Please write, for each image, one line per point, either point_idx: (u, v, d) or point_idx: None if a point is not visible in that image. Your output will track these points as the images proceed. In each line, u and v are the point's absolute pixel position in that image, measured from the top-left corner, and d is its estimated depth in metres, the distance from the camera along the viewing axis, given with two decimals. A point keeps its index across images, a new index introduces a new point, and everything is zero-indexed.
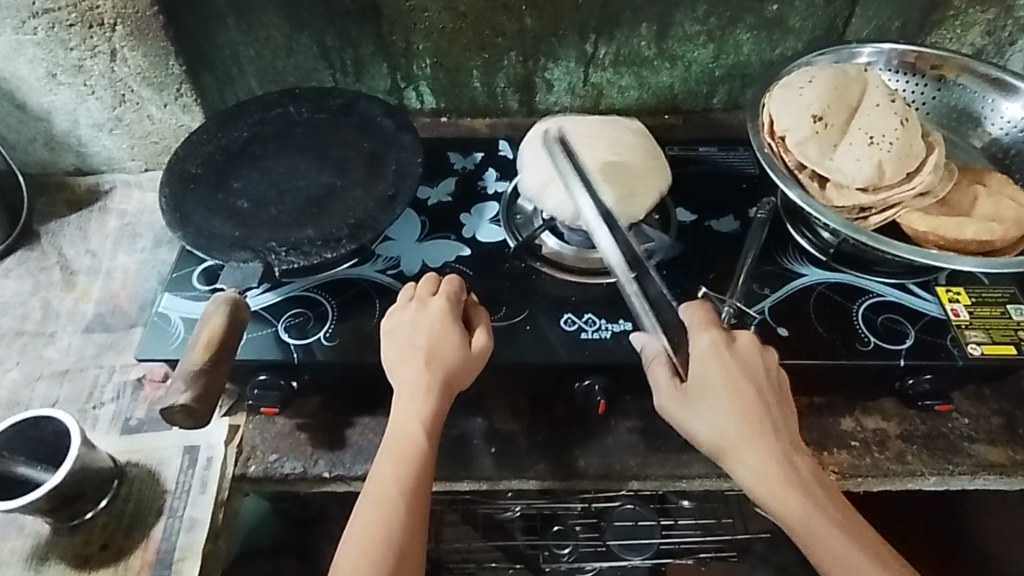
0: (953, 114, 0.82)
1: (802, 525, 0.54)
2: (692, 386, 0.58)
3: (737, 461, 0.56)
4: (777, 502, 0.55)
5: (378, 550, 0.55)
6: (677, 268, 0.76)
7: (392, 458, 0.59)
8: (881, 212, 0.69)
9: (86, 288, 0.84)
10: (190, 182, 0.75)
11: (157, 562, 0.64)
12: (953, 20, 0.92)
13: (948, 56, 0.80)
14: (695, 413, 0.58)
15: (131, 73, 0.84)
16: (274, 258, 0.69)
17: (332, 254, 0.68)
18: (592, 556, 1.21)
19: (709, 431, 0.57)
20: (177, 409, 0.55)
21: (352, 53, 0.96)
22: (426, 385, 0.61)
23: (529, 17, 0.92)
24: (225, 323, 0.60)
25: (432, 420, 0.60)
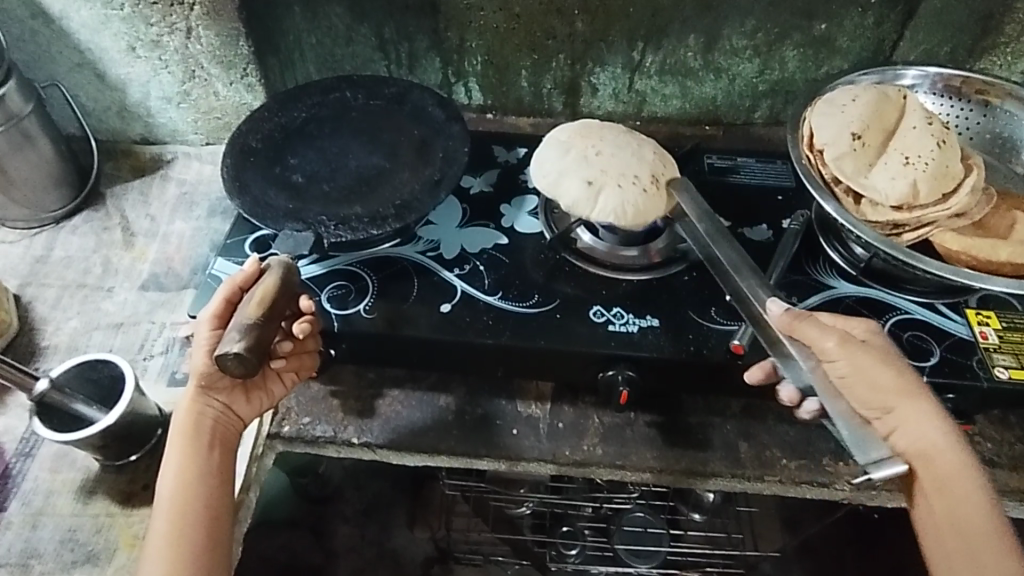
0: (1000, 140, 0.81)
1: (957, 489, 0.59)
2: (896, 358, 0.62)
3: (921, 421, 0.60)
4: (945, 468, 0.59)
5: (192, 506, 0.61)
6: (707, 271, 0.78)
7: (167, 519, 0.60)
8: (914, 230, 0.70)
9: (143, 249, 0.90)
10: (250, 155, 0.79)
11: None
12: (1004, 47, 0.92)
13: (994, 82, 0.79)
14: (879, 369, 0.60)
15: (203, 52, 0.88)
16: (324, 230, 0.72)
17: (377, 232, 0.72)
18: (597, 560, 1.23)
19: (880, 386, 0.60)
20: (229, 357, 0.58)
21: (408, 46, 1.00)
22: (185, 434, 0.63)
23: (581, 22, 0.96)
24: (280, 285, 0.63)
25: (200, 473, 0.62)
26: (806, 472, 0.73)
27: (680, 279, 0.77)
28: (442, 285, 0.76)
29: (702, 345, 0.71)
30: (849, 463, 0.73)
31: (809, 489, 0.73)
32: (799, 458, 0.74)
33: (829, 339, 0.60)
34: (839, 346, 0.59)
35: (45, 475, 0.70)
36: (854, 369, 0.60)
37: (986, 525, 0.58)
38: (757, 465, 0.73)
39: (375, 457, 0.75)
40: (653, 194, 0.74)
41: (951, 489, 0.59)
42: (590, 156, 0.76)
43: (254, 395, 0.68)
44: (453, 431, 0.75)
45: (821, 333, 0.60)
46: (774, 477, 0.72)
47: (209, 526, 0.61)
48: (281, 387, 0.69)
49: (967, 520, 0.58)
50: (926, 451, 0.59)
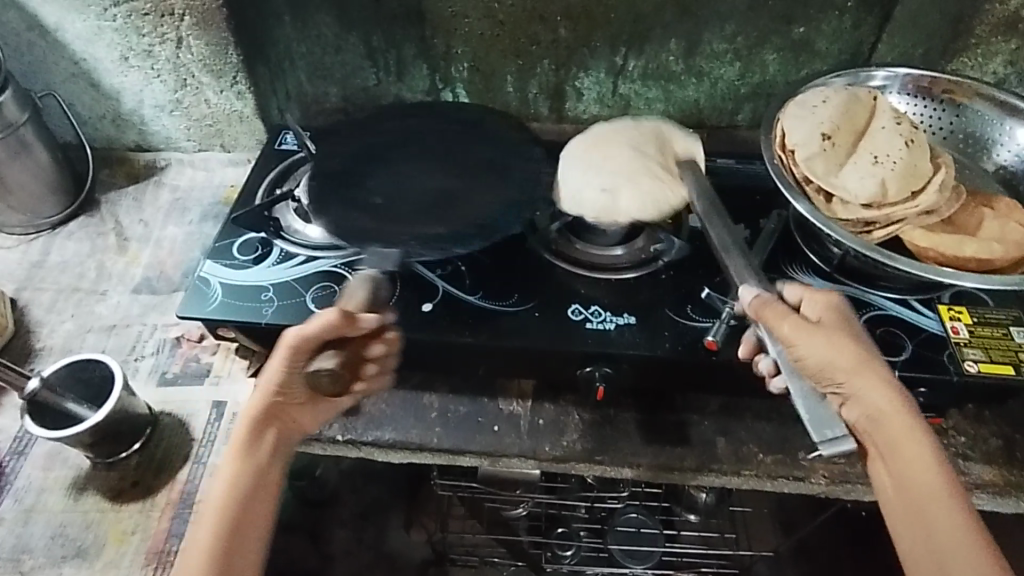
0: (966, 137, 0.82)
1: (908, 455, 0.57)
2: (853, 333, 0.61)
3: (866, 393, 0.59)
4: (895, 436, 0.58)
5: (225, 514, 0.58)
6: (685, 270, 0.79)
7: (211, 524, 0.57)
8: (885, 228, 0.71)
9: (137, 253, 0.92)
10: (332, 180, 0.81)
11: (179, 502, 0.69)
12: (975, 48, 0.93)
13: (961, 82, 0.80)
14: (828, 347, 0.59)
15: (194, 61, 0.91)
16: (411, 250, 0.74)
17: (462, 250, 0.74)
18: (593, 560, 1.26)
19: (827, 362, 0.59)
20: (324, 374, 0.63)
21: (396, 54, 1.03)
22: (242, 445, 0.61)
23: (563, 28, 0.98)
24: (366, 301, 0.68)
25: (247, 483, 0.60)
26: (783, 466, 0.74)
27: (657, 278, 0.79)
28: (424, 285, 0.78)
29: (678, 342, 0.73)
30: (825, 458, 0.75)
31: (786, 483, 0.74)
32: (775, 453, 0.75)
33: (783, 321, 0.60)
34: (793, 327, 0.60)
35: (38, 472, 0.72)
36: (801, 350, 0.60)
37: (942, 492, 0.56)
38: (734, 459, 0.75)
39: (361, 455, 0.76)
40: (666, 183, 0.79)
41: (901, 455, 0.58)
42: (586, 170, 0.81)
43: (320, 407, 0.66)
44: (436, 428, 0.76)
45: (780, 314, 0.60)
46: (751, 471, 0.74)
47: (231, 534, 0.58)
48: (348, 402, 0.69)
49: (926, 489, 0.56)
50: (873, 420, 0.59)
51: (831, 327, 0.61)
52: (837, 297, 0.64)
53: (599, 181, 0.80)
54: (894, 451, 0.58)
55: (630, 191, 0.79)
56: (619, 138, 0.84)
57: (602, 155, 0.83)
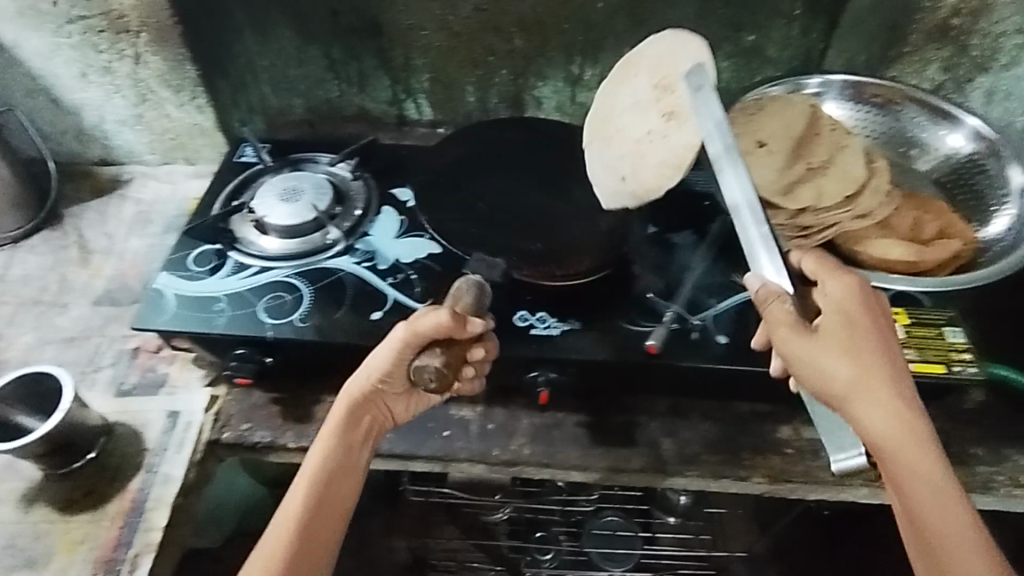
0: (903, 139, 0.84)
1: (914, 478, 0.56)
2: (858, 341, 0.57)
3: (870, 415, 0.56)
4: (896, 456, 0.56)
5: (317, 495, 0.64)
6: (632, 276, 0.81)
7: (302, 494, 0.64)
8: (821, 233, 0.72)
9: (99, 266, 0.93)
10: (438, 189, 0.86)
11: (131, 510, 0.71)
12: (909, 55, 0.94)
13: (895, 87, 0.82)
14: (827, 360, 0.56)
15: (153, 75, 0.95)
16: (513, 265, 0.78)
17: (559, 271, 0.78)
18: (574, 565, 1.24)
19: (828, 375, 0.57)
20: (431, 370, 0.61)
21: (357, 65, 1.04)
22: (338, 424, 0.68)
23: (518, 39, 1.00)
24: (474, 307, 0.65)
25: (340, 462, 0.67)
26: (727, 467, 0.76)
27: (604, 284, 0.80)
28: (374, 293, 0.79)
29: (621, 346, 0.74)
30: (768, 457, 0.76)
31: (731, 483, 0.75)
32: (720, 453, 0.76)
33: (783, 327, 0.57)
34: (790, 337, 0.57)
35: None
36: (795, 360, 0.57)
37: (949, 511, 0.55)
38: (679, 460, 0.76)
39: None
40: (667, 136, 0.80)
41: (905, 477, 0.56)
42: (613, 140, 0.86)
43: (411, 399, 0.72)
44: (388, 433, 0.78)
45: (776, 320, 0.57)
46: (696, 472, 0.75)
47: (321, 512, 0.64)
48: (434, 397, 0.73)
49: (925, 509, 0.56)
50: (877, 439, 0.56)
51: (838, 334, 0.58)
52: (845, 293, 0.59)
53: (614, 160, 0.85)
54: (899, 472, 0.56)
55: (640, 165, 0.82)
56: (623, 102, 0.86)
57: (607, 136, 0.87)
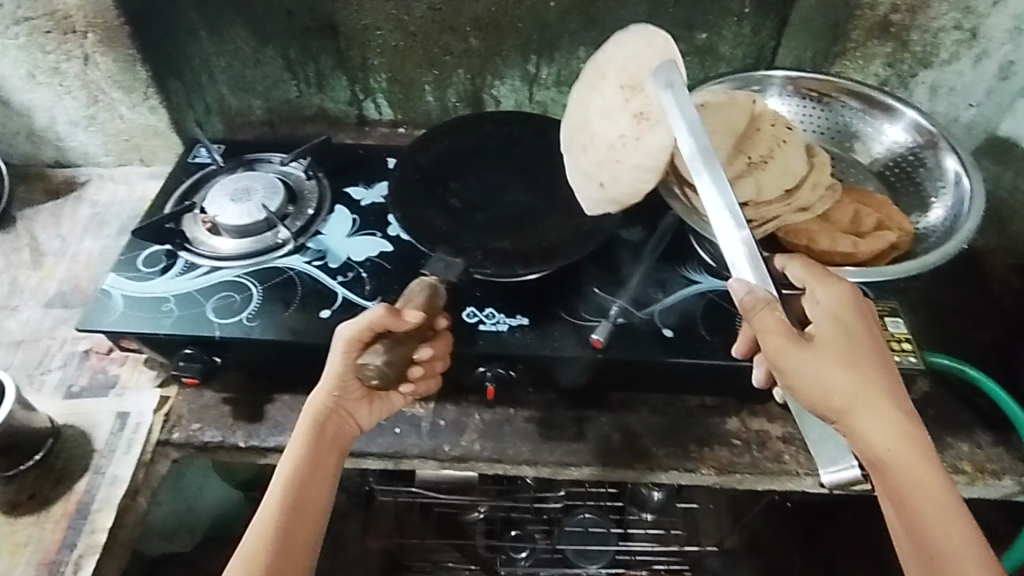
0: (847, 131, 0.87)
1: (914, 490, 0.55)
2: (852, 351, 0.56)
3: (869, 427, 0.55)
4: (898, 470, 0.55)
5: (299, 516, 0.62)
6: (582, 271, 0.82)
7: (271, 512, 0.62)
8: (762, 226, 0.73)
9: (52, 269, 0.92)
10: (408, 183, 0.81)
11: (76, 512, 0.71)
12: (853, 51, 0.95)
13: (836, 82, 0.84)
14: (823, 372, 0.54)
15: (102, 77, 0.95)
16: (472, 262, 0.73)
17: (523, 272, 0.72)
18: (549, 563, 1.26)
19: (827, 388, 0.55)
20: (372, 368, 0.62)
21: (314, 66, 1.04)
22: (308, 434, 0.66)
23: (474, 38, 1.01)
24: (428, 306, 0.65)
25: (319, 473, 0.65)
26: (675, 459, 0.76)
27: (554, 280, 0.81)
28: (324, 292, 0.79)
29: (567, 341, 0.75)
30: (714, 449, 0.77)
31: (679, 475, 0.76)
32: (668, 446, 0.77)
33: (774, 335, 0.54)
34: (784, 347, 0.54)
35: None
36: (792, 373, 0.55)
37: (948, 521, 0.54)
38: (628, 453, 0.77)
39: (265, 460, 0.77)
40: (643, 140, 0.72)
41: (907, 492, 0.55)
42: (589, 148, 0.78)
43: (376, 403, 0.71)
44: None
45: (773, 327, 0.54)
46: (644, 464, 0.76)
47: (297, 520, 0.62)
48: (399, 398, 0.73)
49: (927, 521, 0.54)
50: (879, 455, 0.55)
51: (830, 345, 0.56)
52: (840, 305, 0.59)
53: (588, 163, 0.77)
54: (901, 486, 0.55)
55: (616, 172, 0.74)
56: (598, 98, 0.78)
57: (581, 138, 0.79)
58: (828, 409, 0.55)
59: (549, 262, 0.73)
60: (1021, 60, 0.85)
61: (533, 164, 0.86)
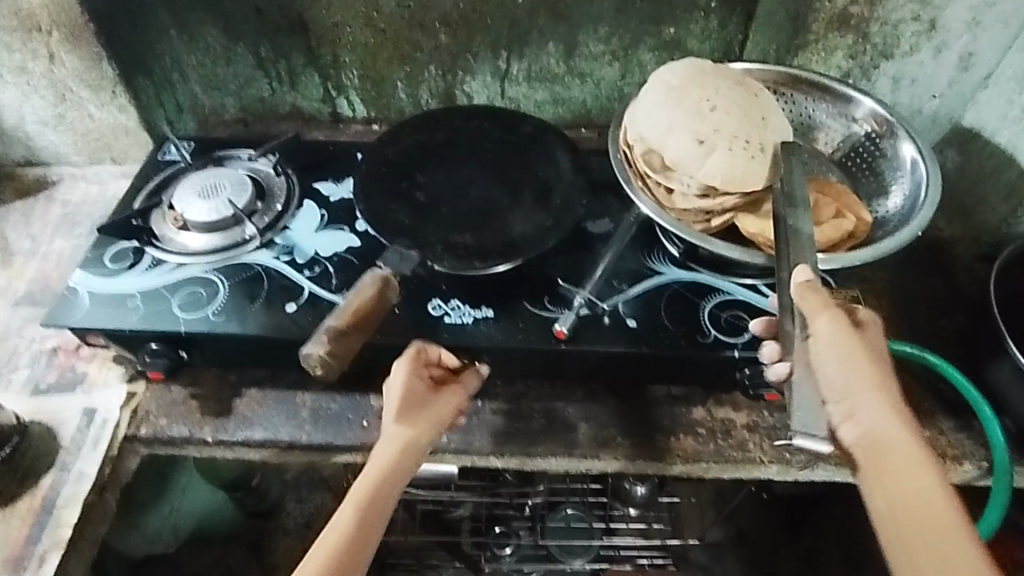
0: (802, 120, 0.88)
1: (912, 480, 0.50)
2: (884, 361, 0.57)
3: (876, 418, 0.54)
4: (900, 456, 0.52)
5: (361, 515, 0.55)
6: (548, 263, 0.82)
7: (346, 513, 0.55)
8: (722, 216, 0.77)
9: (22, 268, 0.92)
10: (374, 177, 0.81)
11: (42, 508, 0.71)
12: (814, 44, 0.96)
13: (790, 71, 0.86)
14: (850, 350, 0.55)
15: (69, 75, 0.95)
16: (430, 254, 0.74)
17: (481, 266, 0.73)
18: (534, 558, 1.27)
19: (845, 362, 0.55)
20: (313, 358, 0.60)
21: (286, 63, 1.04)
22: (395, 448, 0.60)
23: (443, 34, 1.01)
24: (377, 303, 0.65)
25: (390, 480, 0.59)
26: (641, 448, 0.77)
27: (520, 273, 0.81)
28: (290, 287, 0.79)
29: (531, 332, 0.75)
30: (680, 438, 0.78)
31: (645, 464, 0.77)
32: (634, 436, 0.78)
33: (823, 308, 0.57)
34: (831, 319, 0.57)
35: None
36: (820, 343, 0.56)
37: (946, 519, 0.48)
38: (595, 443, 0.77)
39: (233, 454, 0.78)
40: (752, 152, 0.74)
41: (904, 479, 0.51)
42: (675, 130, 0.76)
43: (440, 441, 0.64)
44: (307, 425, 0.78)
45: (817, 304, 0.58)
46: (611, 454, 0.77)
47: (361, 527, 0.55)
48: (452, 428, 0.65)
49: (921, 509, 0.49)
50: (879, 438, 0.53)
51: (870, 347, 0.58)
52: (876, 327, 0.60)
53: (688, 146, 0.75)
54: (899, 470, 0.51)
55: (717, 156, 0.74)
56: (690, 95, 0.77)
57: (683, 121, 0.76)
58: (838, 385, 0.55)
59: (510, 256, 0.74)
60: (979, 52, 0.87)
61: (500, 157, 0.86)
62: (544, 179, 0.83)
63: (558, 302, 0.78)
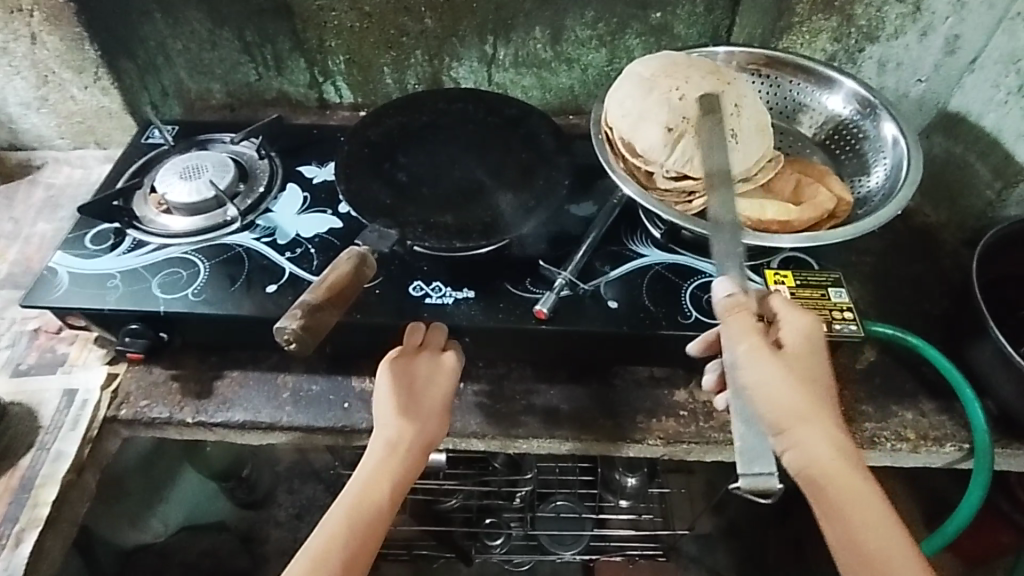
0: (786, 103, 0.89)
1: (854, 511, 0.54)
2: (810, 373, 0.59)
3: (808, 442, 0.56)
4: (838, 486, 0.55)
5: (356, 528, 0.58)
6: (531, 245, 0.82)
7: (338, 526, 0.58)
8: (705, 196, 0.76)
9: (3, 251, 0.92)
10: (356, 159, 0.81)
11: (19, 487, 0.71)
12: (799, 27, 0.97)
13: (775, 55, 0.87)
14: (776, 380, 0.57)
15: (51, 56, 0.95)
16: (410, 233, 0.74)
17: (461, 245, 0.73)
18: (523, 549, 1.28)
19: (776, 394, 0.57)
20: (287, 331, 0.60)
21: (271, 48, 1.04)
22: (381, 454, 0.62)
23: (429, 18, 1.01)
24: (351, 274, 0.65)
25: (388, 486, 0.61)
26: (623, 430, 0.77)
27: (503, 254, 0.81)
28: (271, 268, 0.79)
29: (512, 313, 0.75)
30: (661, 420, 0.78)
31: (626, 446, 0.76)
32: (616, 417, 0.78)
33: (741, 339, 0.58)
34: (749, 351, 0.58)
35: None
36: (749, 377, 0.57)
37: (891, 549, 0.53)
38: (577, 424, 0.77)
39: (212, 435, 0.78)
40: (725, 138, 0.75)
41: (848, 513, 0.54)
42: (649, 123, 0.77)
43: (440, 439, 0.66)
44: (287, 407, 0.78)
45: (740, 333, 0.58)
46: (592, 436, 0.76)
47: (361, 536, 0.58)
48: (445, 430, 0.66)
49: (867, 541, 0.53)
50: (818, 469, 0.56)
51: (797, 363, 0.59)
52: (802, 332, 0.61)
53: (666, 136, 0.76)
54: (840, 502, 0.55)
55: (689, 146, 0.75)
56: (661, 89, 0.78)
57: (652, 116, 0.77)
58: (772, 416, 0.57)
59: (491, 236, 0.74)
60: (965, 34, 0.85)
61: (482, 139, 0.86)
62: (527, 160, 0.82)
63: (540, 284, 0.78)
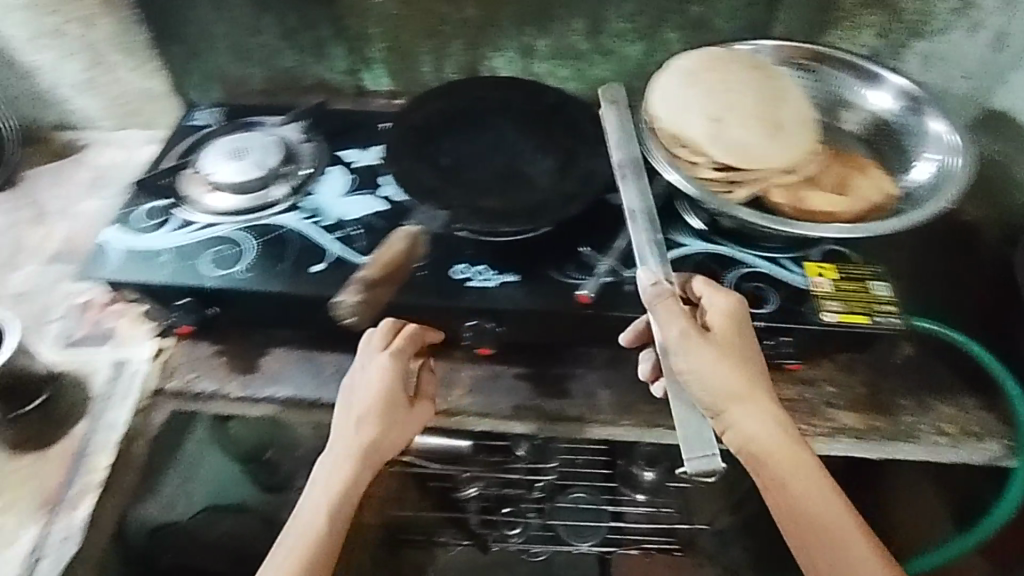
0: (827, 96, 0.89)
1: (791, 479, 0.61)
2: (738, 352, 0.65)
3: (743, 420, 0.63)
4: (777, 458, 0.62)
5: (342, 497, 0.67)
6: (571, 232, 0.83)
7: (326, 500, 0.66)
8: (747, 186, 0.76)
9: (52, 227, 0.94)
10: (401, 143, 0.82)
11: (78, 453, 0.74)
12: (843, 20, 0.97)
13: (820, 49, 0.87)
14: (711, 366, 0.63)
15: (104, 37, 0.99)
16: (458, 217, 0.75)
17: (507, 229, 0.74)
18: (541, 540, 1.26)
19: (709, 379, 0.63)
20: (346, 305, 0.75)
21: (313, 35, 1.05)
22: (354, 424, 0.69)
23: (470, 8, 1.02)
24: (405, 253, 0.79)
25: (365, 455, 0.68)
26: (660, 416, 0.78)
27: (544, 240, 0.82)
28: (317, 248, 0.81)
29: (555, 297, 0.76)
30: None
31: (664, 432, 0.77)
32: (653, 403, 0.79)
33: (673, 328, 0.64)
34: (680, 338, 0.64)
35: None
36: (685, 366, 0.63)
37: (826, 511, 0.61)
38: (614, 409, 0.79)
39: (255, 411, 0.79)
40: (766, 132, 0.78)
41: (788, 483, 0.61)
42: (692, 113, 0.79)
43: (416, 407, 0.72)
44: (331, 383, 0.79)
45: (670, 321, 0.64)
46: (630, 420, 0.78)
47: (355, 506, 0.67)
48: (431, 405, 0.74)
49: (804, 508, 0.61)
50: (756, 443, 0.63)
51: (723, 346, 0.65)
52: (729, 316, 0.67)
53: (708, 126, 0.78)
54: (780, 473, 0.62)
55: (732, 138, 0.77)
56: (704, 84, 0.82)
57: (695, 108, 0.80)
58: (708, 399, 0.63)
59: (536, 221, 0.75)
60: (1015, 31, 0.88)
61: (524, 127, 0.87)
62: (569, 148, 0.84)
63: (582, 270, 0.79)
